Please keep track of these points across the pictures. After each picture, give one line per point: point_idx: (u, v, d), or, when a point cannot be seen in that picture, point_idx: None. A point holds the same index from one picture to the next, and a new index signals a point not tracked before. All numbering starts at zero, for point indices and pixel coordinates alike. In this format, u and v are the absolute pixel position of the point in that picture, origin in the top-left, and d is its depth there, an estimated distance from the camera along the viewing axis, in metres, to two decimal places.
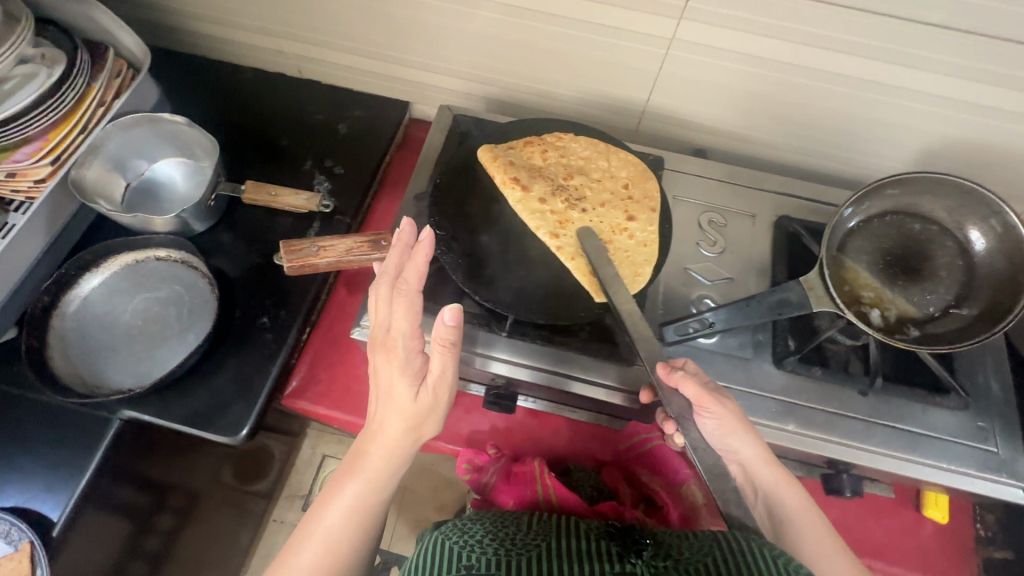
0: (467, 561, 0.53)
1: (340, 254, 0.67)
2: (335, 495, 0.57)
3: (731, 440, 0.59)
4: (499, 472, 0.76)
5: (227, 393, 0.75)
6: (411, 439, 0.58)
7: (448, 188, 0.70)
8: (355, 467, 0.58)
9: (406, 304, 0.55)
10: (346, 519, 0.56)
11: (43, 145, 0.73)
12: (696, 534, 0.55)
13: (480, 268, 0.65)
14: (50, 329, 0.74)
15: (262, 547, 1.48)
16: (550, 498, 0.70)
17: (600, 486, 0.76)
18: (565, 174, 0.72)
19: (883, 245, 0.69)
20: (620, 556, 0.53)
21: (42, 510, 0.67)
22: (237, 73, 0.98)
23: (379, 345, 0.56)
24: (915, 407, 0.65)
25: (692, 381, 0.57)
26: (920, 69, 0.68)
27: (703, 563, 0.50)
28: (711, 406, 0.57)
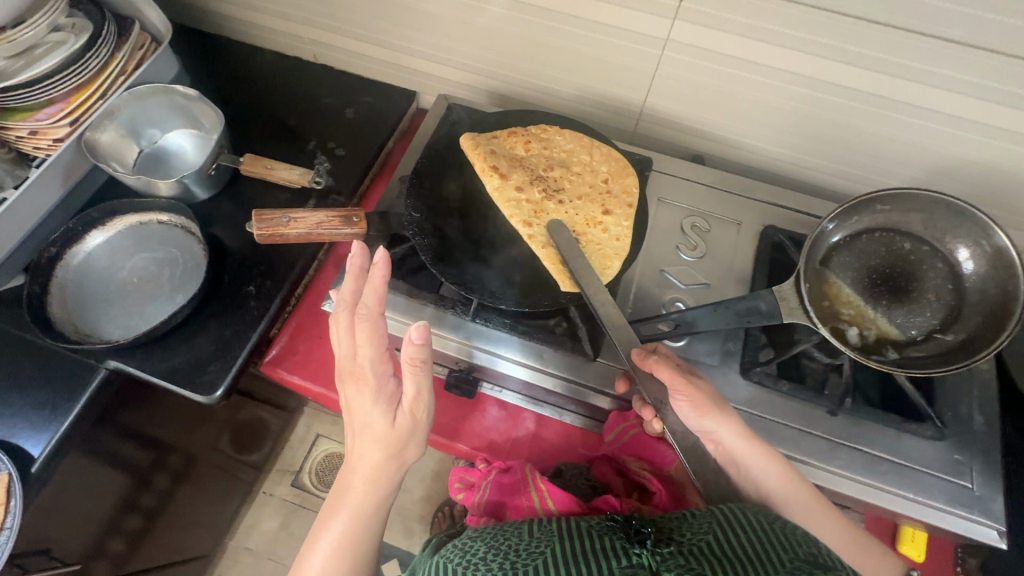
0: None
1: (310, 227, 0.69)
2: (323, 532, 0.59)
3: (705, 420, 0.58)
4: (489, 486, 0.73)
5: (207, 354, 0.78)
6: (392, 466, 0.58)
7: (429, 171, 0.71)
8: (338, 505, 0.59)
9: (369, 328, 0.55)
10: (335, 558, 0.58)
11: (65, 106, 0.79)
12: (691, 514, 0.54)
13: (450, 249, 0.66)
14: (53, 279, 0.79)
15: (249, 517, 1.52)
16: (546, 504, 0.66)
17: (593, 483, 0.72)
18: (546, 165, 0.73)
19: (869, 262, 0.66)
20: (624, 548, 0.50)
21: (25, 445, 0.71)
22: (256, 54, 1.02)
23: (348, 376, 0.57)
24: (887, 432, 0.62)
25: (665, 364, 0.56)
26: (923, 84, 0.66)
27: (706, 541, 0.49)
28: (684, 388, 0.56)
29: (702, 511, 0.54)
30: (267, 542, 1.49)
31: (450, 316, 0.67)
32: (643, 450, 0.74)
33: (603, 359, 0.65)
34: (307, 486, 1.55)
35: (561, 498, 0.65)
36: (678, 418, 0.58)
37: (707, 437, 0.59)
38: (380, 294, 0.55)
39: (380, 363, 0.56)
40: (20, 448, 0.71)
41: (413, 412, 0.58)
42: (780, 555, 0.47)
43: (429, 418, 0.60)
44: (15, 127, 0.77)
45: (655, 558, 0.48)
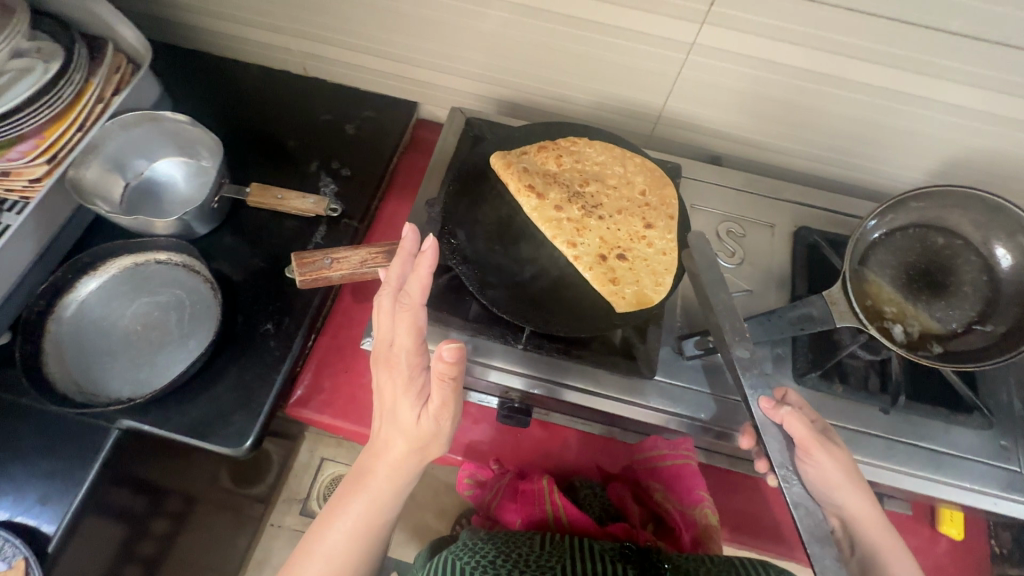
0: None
1: (356, 267, 0.69)
2: (342, 511, 0.60)
3: (835, 491, 0.56)
4: (502, 490, 0.73)
5: (230, 403, 0.72)
6: (415, 459, 0.59)
7: (461, 194, 0.67)
8: (358, 488, 0.60)
9: (410, 319, 0.52)
10: (349, 537, 0.59)
11: (38, 143, 0.71)
12: (712, 559, 0.61)
13: (496, 275, 0.63)
14: (46, 334, 0.72)
15: (258, 552, 1.46)
16: (560, 519, 0.68)
17: (608, 507, 0.73)
18: (581, 180, 0.71)
19: (907, 259, 0.68)
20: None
21: (37, 524, 0.65)
22: (241, 71, 0.95)
23: (382, 360, 0.56)
24: (937, 425, 0.63)
25: (800, 420, 0.53)
26: (949, 81, 0.66)
27: None
28: (816, 450, 0.54)
29: (721, 562, 0.60)
30: None
31: (483, 343, 0.64)
32: (676, 485, 0.68)
33: (661, 376, 0.64)
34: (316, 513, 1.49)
35: (577, 515, 0.67)
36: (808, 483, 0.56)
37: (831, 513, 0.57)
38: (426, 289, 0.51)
39: (416, 358, 0.54)
40: (32, 529, 0.64)
41: (438, 416, 0.56)
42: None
43: (454, 423, 0.58)
44: None
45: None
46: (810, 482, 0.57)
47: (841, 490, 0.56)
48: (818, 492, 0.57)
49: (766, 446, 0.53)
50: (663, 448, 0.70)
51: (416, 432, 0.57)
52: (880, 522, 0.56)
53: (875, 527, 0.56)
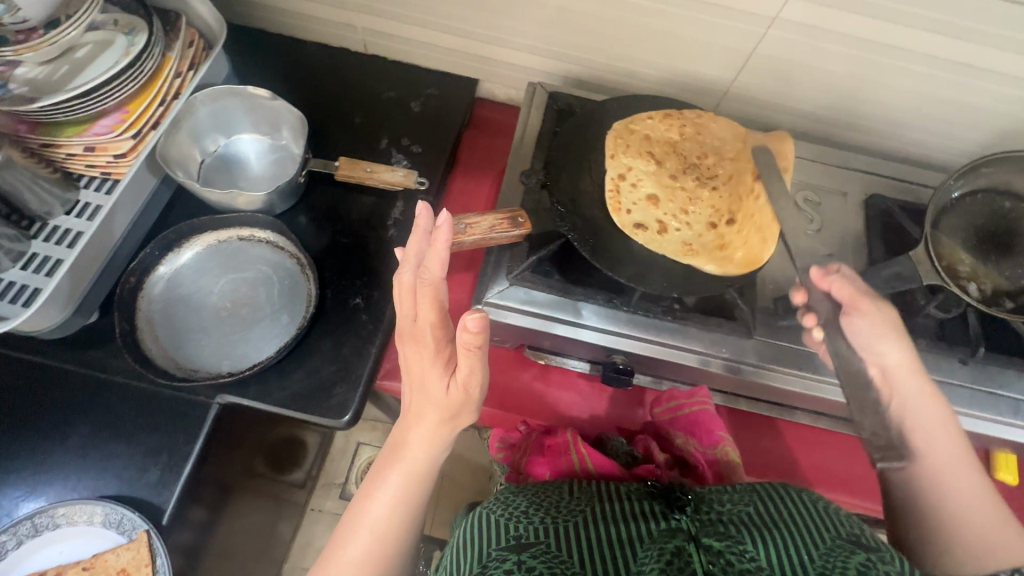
0: (517, 531, 0.56)
1: (484, 233, 0.62)
2: (381, 483, 0.62)
3: (879, 340, 0.56)
4: (530, 447, 0.74)
5: (327, 375, 0.73)
6: (446, 427, 0.60)
7: (559, 162, 0.70)
8: (395, 459, 0.61)
9: (428, 295, 0.53)
10: (390, 507, 0.61)
11: (123, 117, 0.71)
12: (735, 489, 0.60)
13: (608, 240, 0.65)
14: (138, 312, 0.71)
15: (300, 536, 1.46)
16: (586, 466, 0.68)
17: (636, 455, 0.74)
18: (700, 154, 0.73)
19: (976, 222, 0.72)
20: (663, 514, 0.57)
21: (147, 499, 0.65)
22: (302, 49, 0.94)
23: (408, 337, 0.56)
24: (1010, 374, 0.68)
25: (847, 284, 0.57)
26: (1015, 52, 0.69)
27: (746, 513, 0.56)
28: (863, 304, 0.56)
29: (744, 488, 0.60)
30: None
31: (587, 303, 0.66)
32: (696, 429, 0.71)
33: (760, 335, 0.67)
34: None
35: (602, 460, 0.67)
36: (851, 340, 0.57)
37: (871, 361, 0.57)
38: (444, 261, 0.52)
39: (439, 330, 0.55)
40: (144, 505, 0.64)
41: (465, 385, 0.56)
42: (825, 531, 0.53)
43: (483, 388, 0.58)
44: (69, 144, 0.69)
45: (694, 524, 0.56)
46: (852, 340, 0.57)
47: (882, 339, 0.56)
48: (857, 345, 0.57)
49: (813, 307, 0.59)
50: (680, 396, 0.74)
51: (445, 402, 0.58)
52: (921, 387, 0.57)
53: (909, 387, 0.57)
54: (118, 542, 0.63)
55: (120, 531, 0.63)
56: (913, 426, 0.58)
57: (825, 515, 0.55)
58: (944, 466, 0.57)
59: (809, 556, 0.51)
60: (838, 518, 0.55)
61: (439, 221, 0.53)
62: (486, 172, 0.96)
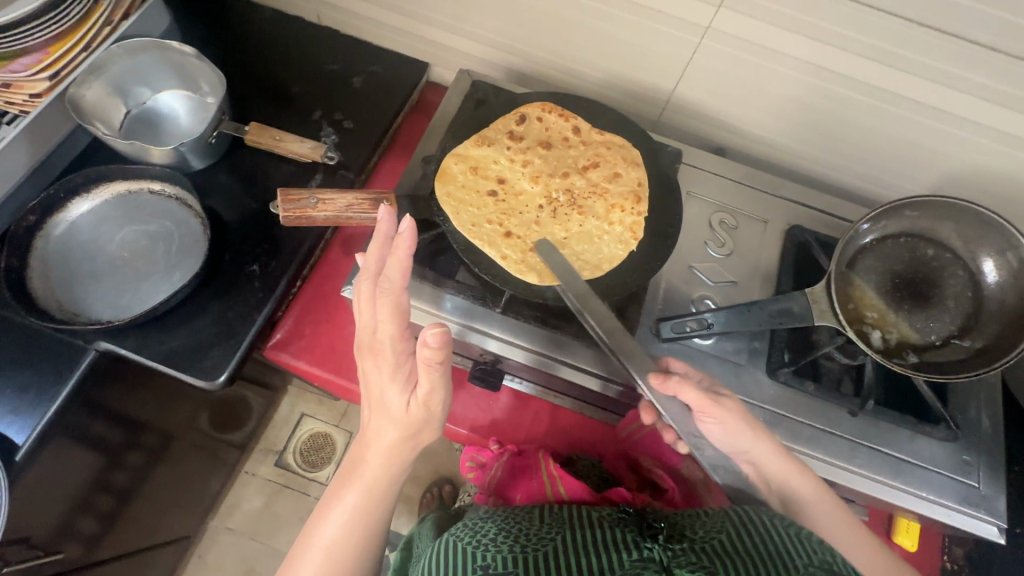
0: (483, 560, 0.53)
1: (339, 210, 0.62)
2: (338, 501, 0.58)
3: (739, 438, 0.57)
4: (501, 467, 0.75)
5: (208, 337, 0.73)
6: (408, 445, 0.57)
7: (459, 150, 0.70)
8: (353, 477, 0.58)
9: (388, 302, 0.54)
10: (347, 528, 0.57)
11: (43, 58, 0.71)
12: (706, 513, 0.56)
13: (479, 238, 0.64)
14: (33, 250, 0.72)
15: (230, 496, 1.49)
16: (557, 490, 0.66)
17: (605, 474, 0.72)
18: (568, 175, 0.70)
19: (894, 267, 0.67)
20: (634, 541, 0.52)
21: (6, 433, 0.66)
22: (253, 13, 0.94)
23: (367, 349, 0.55)
24: (902, 433, 0.63)
25: (688, 387, 0.56)
26: (953, 89, 0.64)
27: (717, 541, 0.51)
28: (712, 408, 0.56)
29: (717, 511, 0.56)
30: (249, 522, 1.46)
31: (486, 312, 0.64)
32: None
33: None
34: (291, 466, 1.52)
35: (574, 487, 0.65)
36: (710, 438, 0.58)
37: (743, 459, 0.58)
38: (405, 270, 0.54)
39: (400, 342, 0.54)
40: (1, 436, 0.65)
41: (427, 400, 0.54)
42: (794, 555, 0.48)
43: (446, 406, 0.56)
44: None
45: (665, 553, 0.50)
46: (711, 437, 0.59)
47: (741, 436, 0.57)
48: (723, 446, 0.59)
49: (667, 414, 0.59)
50: (648, 415, 0.66)
51: (407, 420, 0.56)
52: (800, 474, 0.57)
53: (779, 471, 0.57)
54: None
55: None
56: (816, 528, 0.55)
57: (794, 539, 0.50)
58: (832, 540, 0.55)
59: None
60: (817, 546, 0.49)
61: (400, 227, 0.55)
62: None
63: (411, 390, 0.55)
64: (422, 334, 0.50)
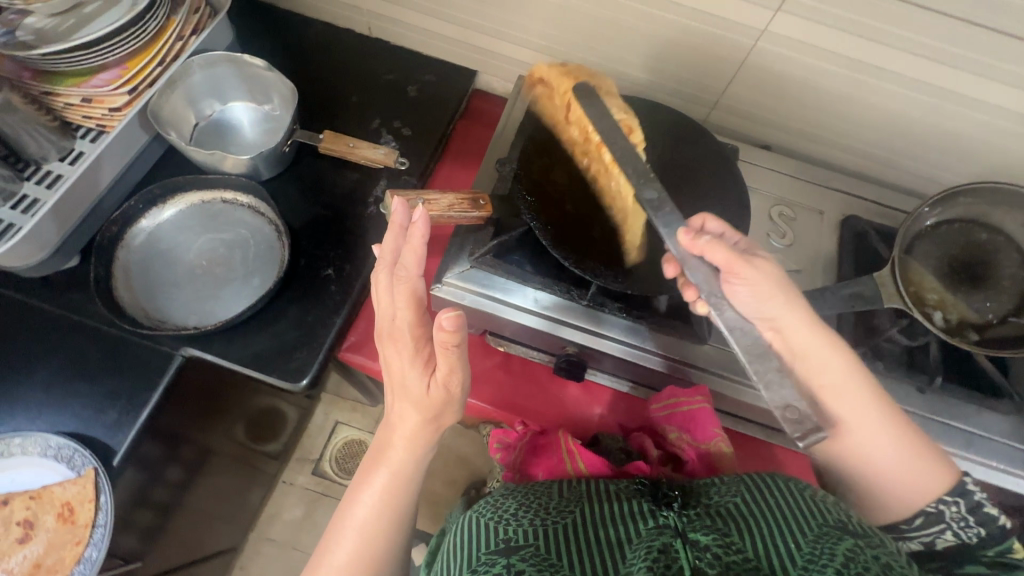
0: (506, 534, 0.54)
1: (441, 210, 0.66)
2: (366, 484, 0.61)
3: (767, 302, 0.56)
4: (524, 448, 0.77)
5: (290, 340, 0.75)
6: (429, 427, 0.60)
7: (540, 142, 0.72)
8: (379, 460, 0.61)
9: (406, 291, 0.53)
10: (376, 510, 0.60)
11: (122, 73, 0.73)
12: (719, 480, 0.59)
13: (566, 234, 0.67)
14: (116, 260, 0.74)
15: (269, 506, 1.49)
16: (577, 466, 0.68)
17: (628, 449, 0.74)
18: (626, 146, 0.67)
19: (950, 251, 0.71)
20: (651, 512, 0.56)
21: (102, 439, 0.67)
22: (308, 27, 0.97)
23: (386, 336, 0.56)
24: (969, 407, 0.67)
25: (720, 245, 0.55)
26: (999, 82, 0.69)
27: (734, 505, 0.54)
28: (740, 268, 0.55)
29: (732, 479, 0.58)
30: (289, 532, 1.46)
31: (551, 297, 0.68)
32: (691, 427, 0.66)
33: (714, 343, 0.68)
34: (329, 474, 1.52)
35: (592, 461, 0.67)
36: (736, 303, 0.56)
37: (765, 325, 0.57)
38: (420, 257, 0.53)
39: (418, 328, 0.55)
40: (98, 442, 0.67)
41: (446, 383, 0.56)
42: (813, 518, 0.51)
43: (465, 387, 0.58)
44: (67, 95, 0.72)
45: (681, 519, 0.54)
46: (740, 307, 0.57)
47: (769, 300, 0.55)
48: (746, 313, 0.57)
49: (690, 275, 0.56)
50: (680, 395, 0.68)
51: (427, 404, 0.58)
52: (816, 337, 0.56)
53: (808, 344, 0.56)
54: (67, 477, 0.64)
55: (70, 466, 0.65)
56: (826, 385, 0.56)
57: (811, 500, 0.53)
58: (852, 417, 0.56)
59: (797, 544, 0.49)
60: (831, 506, 0.53)
61: (415, 215, 0.54)
62: (473, 161, 0.98)
63: (430, 373, 0.57)
64: (439, 318, 0.51)
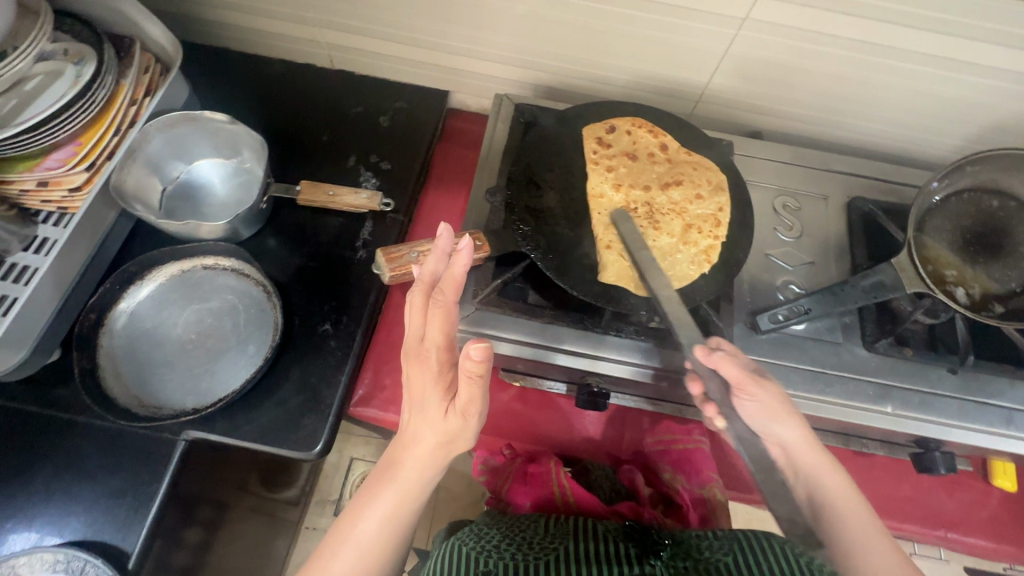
0: (484, 566, 0.65)
1: None
2: (371, 501, 0.57)
3: (771, 425, 0.56)
4: (515, 474, 0.80)
5: (295, 405, 0.71)
6: (443, 453, 0.55)
7: (522, 156, 0.68)
8: (389, 478, 0.56)
9: (439, 316, 0.49)
10: (381, 526, 0.56)
11: (76, 150, 0.68)
12: (714, 535, 0.66)
13: (561, 258, 0.63)
14: (99, 349, 0.69)
15: (295, 554, 1.46)
16: (568, 499, 0.76)
17: (616, 487, 0.83)
18: (662, 199, 0.67)
19: (962, 223, 0.69)
20: (639, 558, 0.65)
21: (113, 543, 0.63)
22: (266, 69, 0.92)
23: (412, 355, 0.52)
24: (1004, 382, 0.65)
25: (732, 362, 0.54)
26: (994, 44, 0.66)
27: (723, 563, 0.62)
28: (750, 387, 0.55)
29: (723, 533, 0.66)
30: None
31: (561, 329, 0.65)
32: (683, 464, 0.81)
33: (739, 352, 0.65)
34: None
35: (584, 496, 0.76)
36: (744, 419, 0.56)
37: (770, 442, 0.58)
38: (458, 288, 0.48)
39: (446, 352, 0.50)
40: (109, 547, 0.63)
41: (465, 412, 0.51)
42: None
43: (484, 417, 0.53)
44: (20, 181, 0.65)
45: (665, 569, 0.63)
46: (748, 419, 0.56)
47: (776, 420, 0.56)
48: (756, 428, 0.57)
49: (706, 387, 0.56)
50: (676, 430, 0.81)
51: (444, 428, 0.53)
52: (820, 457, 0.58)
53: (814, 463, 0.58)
54: None
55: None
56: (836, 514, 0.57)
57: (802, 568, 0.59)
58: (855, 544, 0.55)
59: None
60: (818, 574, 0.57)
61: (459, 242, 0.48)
62: (458, 184, 0.94)
63: (450, 397, 0.52)
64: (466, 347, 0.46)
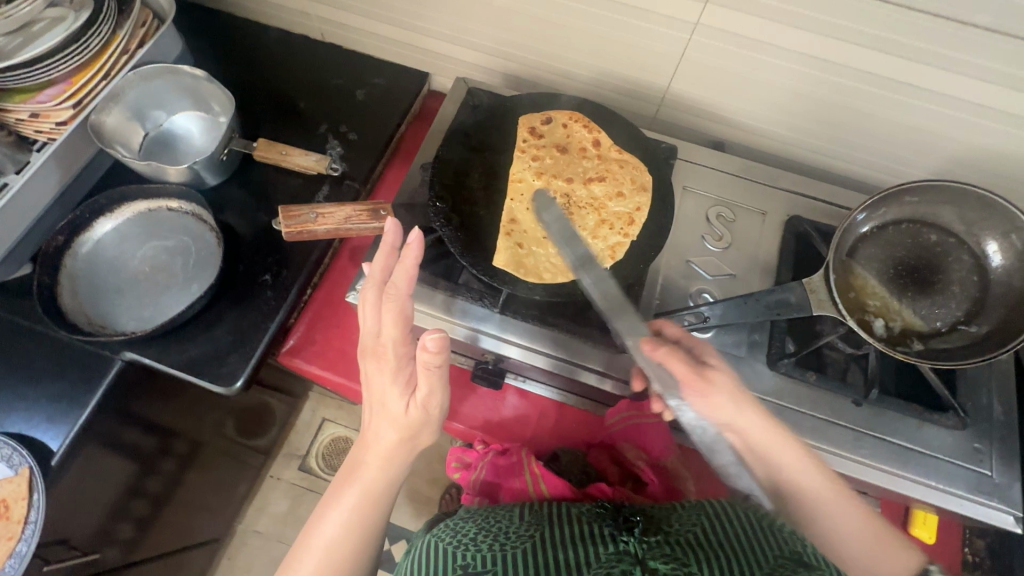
0: (461, 559, 0.53)
1: (339, 222, 0.71)
2: (334, 504, 0.55)
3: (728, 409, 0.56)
4: (484, 467, 0.73)
5: (224, 344, 0.77)
6: (405, 449, 0.56)
7: (456, 134, 0.71)
8: (350, 478, 0.56)
9: (394, 308, 0.53)
10: (346, 529, 0.54)
11: (66, 88, 0.75)
12: (682, 506, 0.58)
13: (466, 231, 0.66)
14: (62, 268, 0.77)
15: (257, 499, 1.53)
16: (540, 489, 0.67)
17: (588, 469, 0.72)
18: (580, 192, 0.72)
19: (896, 254, 0.66)
20: (612, 536, 0.53)
21: (43, 440, 0.70)
22: (261, 36, 0.98)
23: (369, 352, 0.55)
24: (910, 422, 0.63)
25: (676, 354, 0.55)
26: (952, 71, 0.63)
27: (694, 533, 0.53)
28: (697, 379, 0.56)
29: (692, 504, 0.58)
30: (276, 525, 1.51)
31: (477, 309, 0.67)
32: (642, 440, 0.71)
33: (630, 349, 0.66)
34: (315, 470, 1.56)
35: (555, 483, 0.66)
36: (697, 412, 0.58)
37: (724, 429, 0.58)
38: (411, 277, 0.54)
39: (403, 346, 0.54)
40: (37, 443, 0.70)
41: (426, 402, 0.54)
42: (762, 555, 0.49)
43: (445, 408, 0.57)
44: (15, 110, 0.73)
45: (641, 546, 0.51)
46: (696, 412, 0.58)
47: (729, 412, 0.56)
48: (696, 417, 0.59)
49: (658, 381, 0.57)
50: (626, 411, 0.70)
51: (404, 423, 0.55)
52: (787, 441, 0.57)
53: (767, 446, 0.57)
54: (5, 475, 0.68)
55: (8, 464, 0.68)
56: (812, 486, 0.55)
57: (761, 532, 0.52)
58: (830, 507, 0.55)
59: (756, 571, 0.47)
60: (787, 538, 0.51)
61: (409, 237, 0.54)
62: None
63: (410, 392, 0.55)
64: (424, 339, 0.50)
